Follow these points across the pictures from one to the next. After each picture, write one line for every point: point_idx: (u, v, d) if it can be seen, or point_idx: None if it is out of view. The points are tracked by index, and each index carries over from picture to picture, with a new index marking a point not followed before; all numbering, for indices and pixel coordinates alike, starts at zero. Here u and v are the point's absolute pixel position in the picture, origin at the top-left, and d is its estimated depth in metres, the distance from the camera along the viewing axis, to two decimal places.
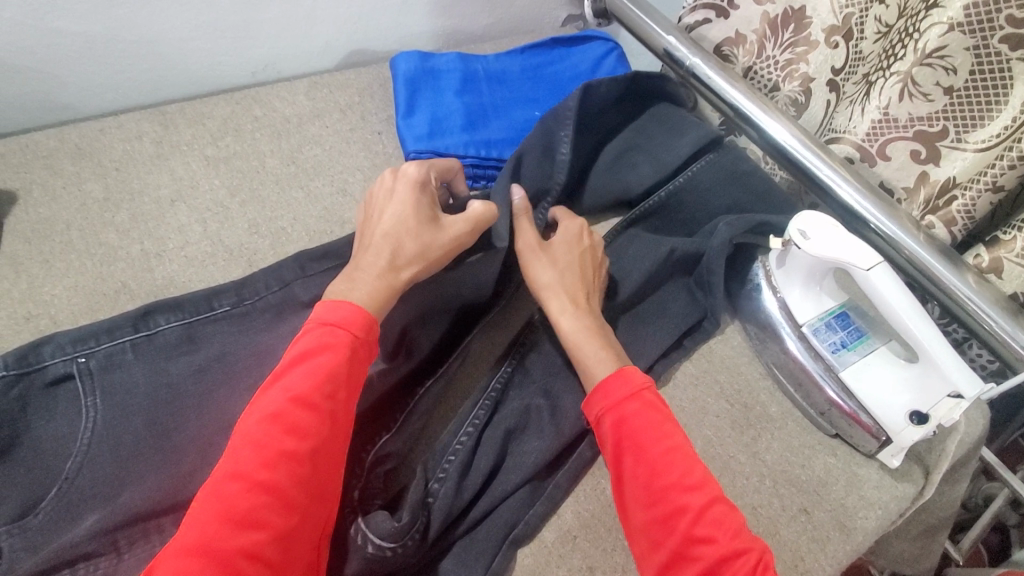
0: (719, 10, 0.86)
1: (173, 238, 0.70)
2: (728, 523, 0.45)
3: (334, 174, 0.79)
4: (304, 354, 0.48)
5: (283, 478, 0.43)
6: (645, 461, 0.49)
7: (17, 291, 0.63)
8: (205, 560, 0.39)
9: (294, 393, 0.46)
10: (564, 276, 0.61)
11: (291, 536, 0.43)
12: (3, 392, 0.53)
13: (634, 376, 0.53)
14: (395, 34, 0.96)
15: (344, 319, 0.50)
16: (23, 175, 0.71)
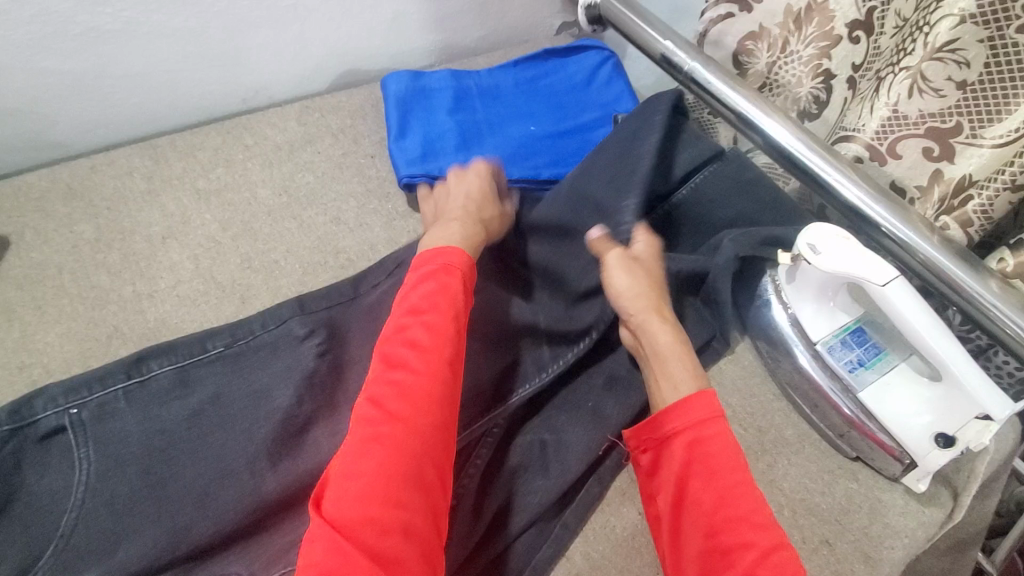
0: (742, 4, 0.79)
1: (166, 276, 0.68)
2: (793, 571, 0.43)
3: (327, 202, 0.78)
4: (427, 285, 0.55)
5: (435, 378, 0.50)
6: (713, 488, 0.47)
7: (10, 340, 0.62)
8: (391, 442, 0.46)
9: (428, 312, 0.53)
10: (653, 297, 0.60)
11: (450, 428, 0.49)
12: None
13: (715, 400, 0.52)
14: (386, 53, 0.94)
15: (454, 255, 0.58)
16: (15, 219, 0.70)
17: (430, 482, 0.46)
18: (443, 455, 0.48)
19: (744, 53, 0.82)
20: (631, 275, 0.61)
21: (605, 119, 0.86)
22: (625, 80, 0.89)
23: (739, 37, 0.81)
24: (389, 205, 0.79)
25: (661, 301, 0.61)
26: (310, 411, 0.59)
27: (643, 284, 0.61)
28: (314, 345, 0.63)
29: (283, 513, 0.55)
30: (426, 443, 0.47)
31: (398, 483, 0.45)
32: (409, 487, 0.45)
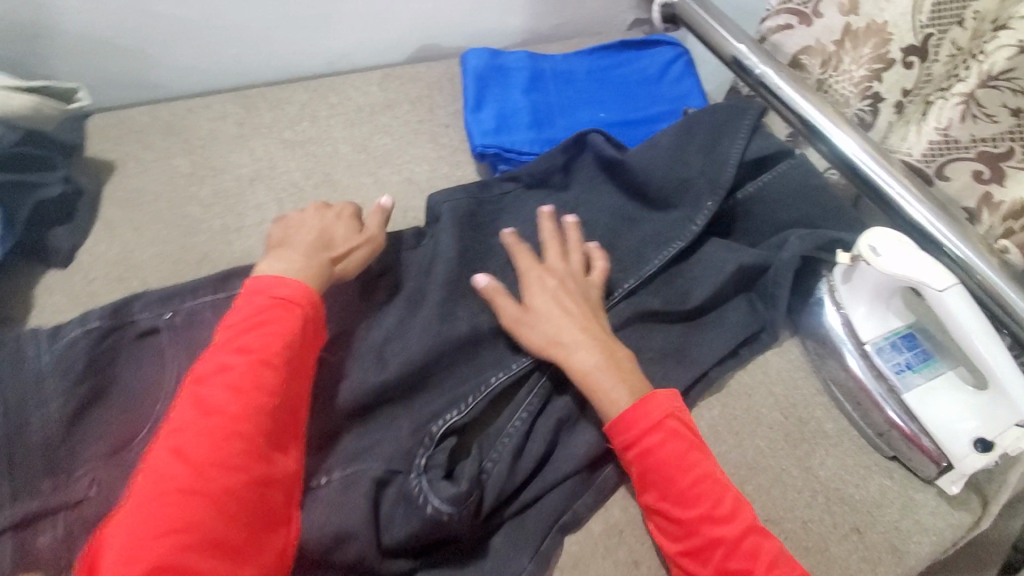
0: (803, 17, 0.82)
1: (251, 214, 0.73)
2: (763, 553, 0.48)
3: (401, 163, 0.82)
4: (262, 321, 0.49)
5: (253, 427, 0.45)
6: (674, 494, 0.51)
7: (110, 252, 0.66)
8: (185, 503, 0.41)
9: (256, 354, 0.48)
10: (551, 322, 0.59)
11: (269, 481, 0.45)
12: (98, 340, 0.57)
13: (650, 412, 0.53)
14: (465, 32, 0.98)
15: (292, 289, 0.52)
16: (121, 146, 0.76)
17: (237, 542, 0.41)
18: (257, 511, 0.43)
19: (798, 66, 0.84)
20: (529, 312, 0.61)
21: (673, 113, 0.88)
22: (695, 78, 0.92)
23: (796, 51, 0.84)
24: (460, 172, 0.83)
25: (561, 313, 0.60)
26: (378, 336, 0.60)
27: (540, 311, 0.60)
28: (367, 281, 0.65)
29: (353, 421, 0.56)
30: (229, 500, 0.42)
31: (196, 546, 0.40)
32: (208, 551, 0.40)
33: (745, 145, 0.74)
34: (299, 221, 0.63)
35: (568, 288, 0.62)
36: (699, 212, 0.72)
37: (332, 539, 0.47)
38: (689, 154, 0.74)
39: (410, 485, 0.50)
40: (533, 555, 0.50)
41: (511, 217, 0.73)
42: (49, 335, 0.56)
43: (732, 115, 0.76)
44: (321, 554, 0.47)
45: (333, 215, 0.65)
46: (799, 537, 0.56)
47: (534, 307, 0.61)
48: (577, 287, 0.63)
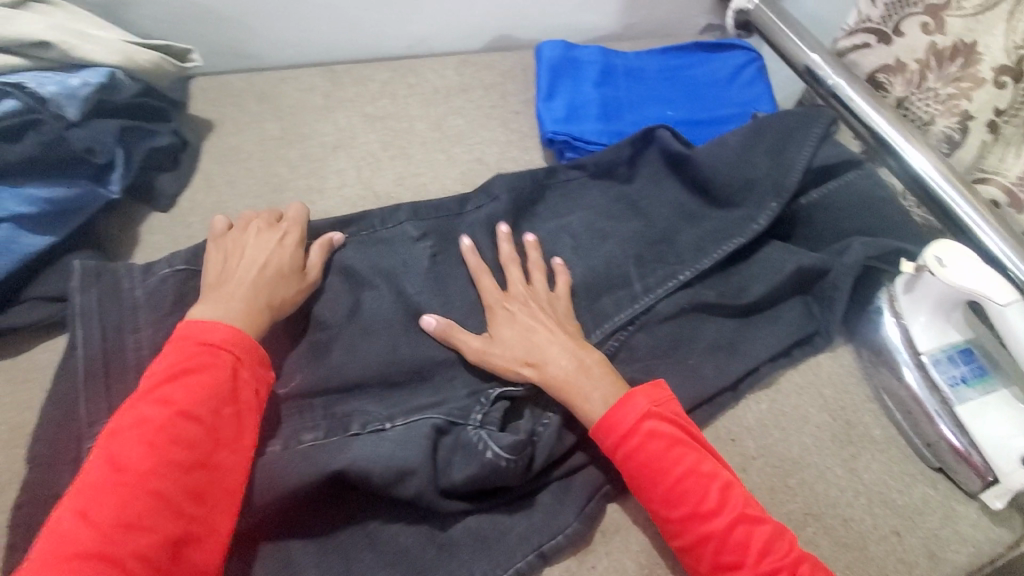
0: (882, 36, 0.82)
1: (333, 178, 0.78)
2: (756, 541, 0.47)
3: (472, 143, 0.86)
4: (189, 370, 0.46)
5: (171, 485, 0.42)
6: (660, 494, 0.50)
7: (207, 201, 0.72)
8: (92, 571, 0.38)
9: (178, 406, 0.45)
10: (516, 339, 0.59)
11: (189, 541, 0.42)
12: (183, 279, 0.60)
13: (620, 418, 0.52)
14: (540, 24, 1.01)
15: (222, 335, 0.49)
16: (220, 108, 0.82)
17: None
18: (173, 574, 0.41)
19: (877, 84, 0.85)
20: (489, 335, 0.60)
21: (741, 116, 0.89)
22: (766, 84, 0.93)
23: (874, 67, 0.84)
24: (527, 157, 0.86)
25: (523, 326, 0.60)
26: (443, 301, 0.64)
27: (500, 334, 0.59)
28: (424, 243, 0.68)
29: (417, 374, 0.60)
30: (141, 566, 0.39)
31: None
32: None
33: (813, 153, 0.74)
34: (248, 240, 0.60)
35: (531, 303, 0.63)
36: (762, 212, 0.73)
37: (395, 472, 0.49)
38: (755, 156, 0.74)
39: (470, 434, 0.53)
40: (578, 514, 0.52)
41: (574, 201, 0.76)
42: (142, 270, 0.60)
43: (803, 123, 0.76)
44: (383, 486, 0.49)
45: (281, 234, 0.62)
46: (838, 533, 0.57)
47: (497, 328, 0.60)
48: (539, 302, 0.63)
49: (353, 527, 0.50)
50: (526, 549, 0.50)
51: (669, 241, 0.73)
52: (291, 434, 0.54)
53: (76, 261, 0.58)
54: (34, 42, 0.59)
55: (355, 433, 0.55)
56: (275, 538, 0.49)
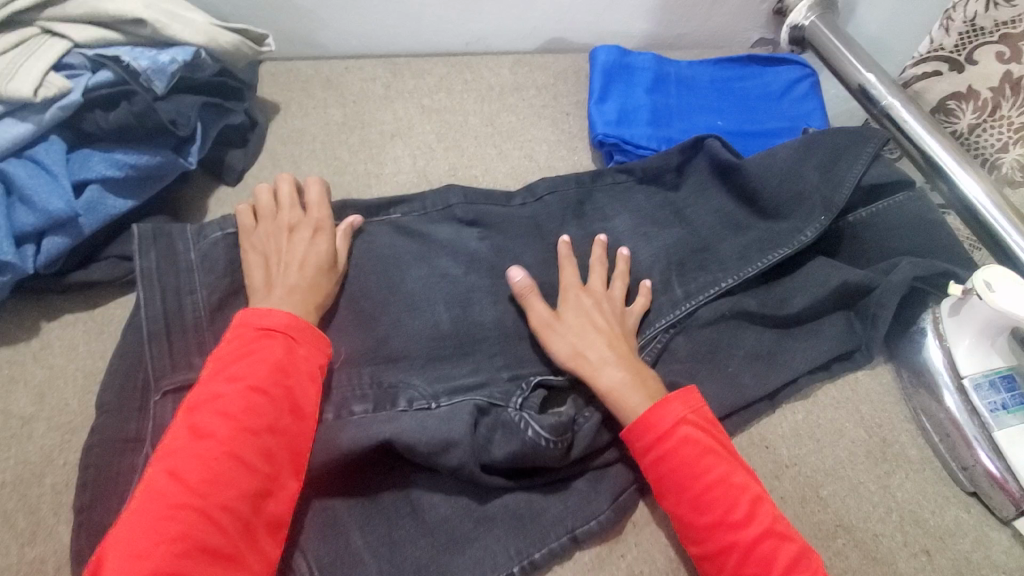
0: (955, 65, 0.81)
1: (389, 165, 0.81)
2: (782, 558, 0.47)
3: (524, 140, 0.88)
4: (253, 350, 0.49)
5: (246, 449, 0.45)
6: (688, 499, 0.50)
7: (272, 179, 0.76)
8: (181, 521, 0.41)
9: (246, 379, 0.47)
10: (578, 334, 0.60)
11: (261, 501, 0.44)
12: (232, 243, 0.62)
13: (657, 420, 0.52)
14: (596, 30, 1.03)
15: (279, 318, 0.52)
16: (287, 92, 0.86)
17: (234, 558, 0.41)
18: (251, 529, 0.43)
19: (945, 111, 0.84)
20: (558, 320, 0.61)
21: (792, 130, 0.90)
22: (819, 99, 0.93)
23: (943, 96, 0.83)
24: (576, 157, 0.88)
25: (589, 325, 0.61)
26: (492, 289, 0.66)
27: (569, 322, 0.61)
28: (476, 232, 0.70)
29: (458, 355, 0.62)
30: (224, 518, 0.42)
31: (192, 558, 0.40)
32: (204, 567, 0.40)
33: (863, 171, 0.74)
34: (281, 237, 0.61)
35: (607, 313, 0.63)
36: (811, 226, 0.72)
37: (440, 442, 0.51)
38: (806, 169, 0.75)
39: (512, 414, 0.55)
40: (612, 503, 0.53)
41: (621, 203, 0.77)
42: (194, 232, 0.62)
43: (855, 141, 0.76)
44: (428, 454, 0.51)
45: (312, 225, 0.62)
46: (868, 547, 0.57)
47: (566, 316, 0.61)
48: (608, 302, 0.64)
49: (400, 493, 0.52)
50: (560, 531, 0.51)
51: (714, 249, 0.73)
52: (342, 402, 0.57)
53: (134, 224, 0.60)
54: (130, 19, 0.62)
55: (402, 408, 0.57)
56: (322, 497, 0.51)
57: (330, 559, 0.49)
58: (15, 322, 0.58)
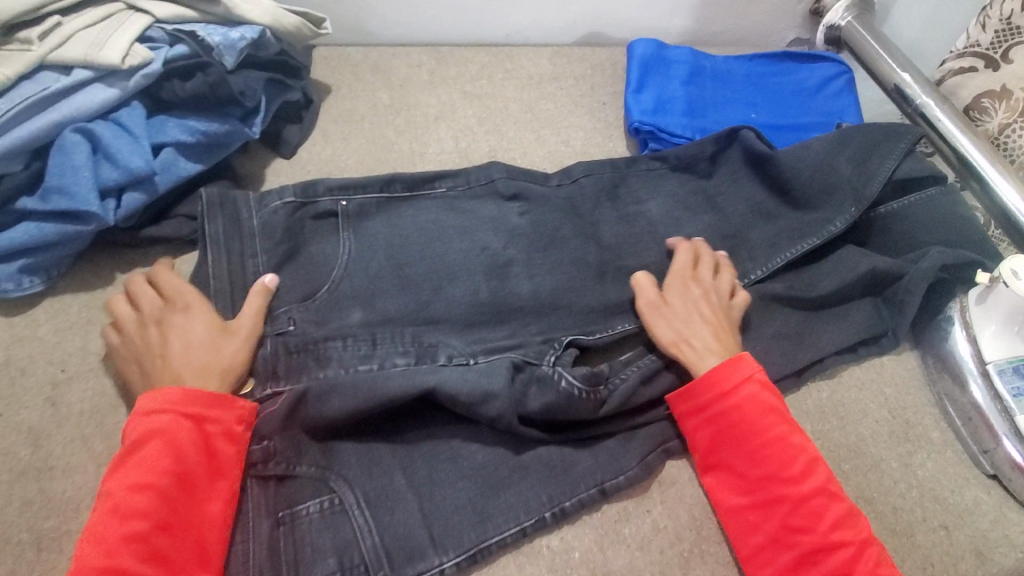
0: (990, 61, 0.83)
1: (433, 145, 0.85)
2: (830, 515, 0.50)
3: (561, 127, 0.91)
4: (138, 444, 0.47)
5: (136, 556, 0.43)
6: (745, 451, 0.54)
7: (324, 154, 0.81)
8: None
9: (136, 480, 0.46)
10: (686, 323, 0.62)
11: None
12: (292, 212, 0.65)
13: (725, 378, 0.56)
14: (633, 24, 1.05)
15: (172, 401, 0.49)
16: (339, 75, 0.91)
17: None
18: None
19: (979, 109, 0.85)
20: (666, 306, 0.64)
21: (825, 125, 0.91)
22: (853, 96, 0.94)
23: (978, 93, 0.85)
24: (611, 144, 0.91)
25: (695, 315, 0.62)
26: (529, 260, 0.70)
27: (675, 308, 0.63)
28: (515, 208, 0.74)
29: (496, 320, 0.66)
30: None
31: None
32: None
33: (896, 165, 0.76)
34: (169, 323, 0.57)
35: (714, 305, 0.63)
36: (839, 217, 0.74)
37: (480, 392, 0.55)
38: (838, 161, 0.76)
39: (545, 369, 0.59)
40: (640, 460, 0.57)
41: (655, 186, 0.79)
42: (256, 202, 0.65)
43: (891, 135, 0.78)
44: (468, 404, 0.54)
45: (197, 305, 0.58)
46: (887, 519, 0.60)
47: (673, 302, 0.64)
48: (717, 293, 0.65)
49: (441, 443, 0.56)
50: (590, 482, 0.55)
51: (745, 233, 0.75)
52: (385, 357, 0.61)
53: (201, 189, 0.63)
54: None
55: (442, 363, 0.61)
56: (367, 439, 0.55)
57: (376, 493, 0.52)
58: (92, 271, 0.63)
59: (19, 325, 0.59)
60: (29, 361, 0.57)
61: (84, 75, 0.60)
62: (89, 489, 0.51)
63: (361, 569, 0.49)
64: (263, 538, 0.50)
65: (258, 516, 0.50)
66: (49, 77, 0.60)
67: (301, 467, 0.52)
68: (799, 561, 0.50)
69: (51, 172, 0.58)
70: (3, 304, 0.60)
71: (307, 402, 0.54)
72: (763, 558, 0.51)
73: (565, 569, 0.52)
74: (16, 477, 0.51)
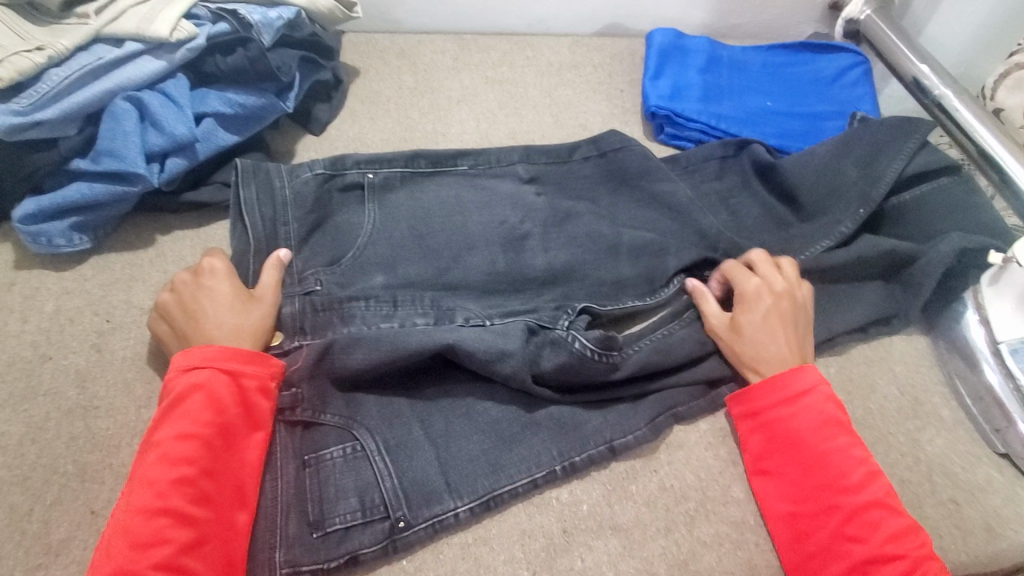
0: None
1: (456, 126, 0.89)
2: (885, 527, 0.50)
3: (579, 112, 0.94)
4: (182, 396, 0.50)
5: (182, 500, 0.46)
6: (801, 458, 0.55)
7: (352, 132, 0.84)
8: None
9: (181, 429, 0.49)
10: (755, 346, 0.61)
11: (207, 543, 0.46)
12: (321, 183, 0.68)
13: (783, 387, 0.57)
14: (652, 15, 1.07)
15: (210, 357, 0.52)
16: (366, 60, 0.94)
17: None
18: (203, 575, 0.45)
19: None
20: (735, 332, 0.62)
21: (841, 114, 0.93)
22: (870, 86, 0.95)
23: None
24: (628, 129, 0.93)
25: (764, 335, 0.61)
26: (545, 235, 0.72)
27: (746, 334, 0.62)
28: (533, 185, 0.76)
29: (514, 291, 0.68)
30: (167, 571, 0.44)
31: None
32: None
33: (903, 166, 0.76)
34: (198, 280, 0.59)
35: (789, 324, 0.62)
36: (848, 218, 0.75)
37: (496, 351, 0.57)
38: (848, 159, 0.78)
39: (559, 332, 0.61)
40: (649, 421, 0.59)
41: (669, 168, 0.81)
42: (288, 172, 0.68)
43: (900, 134, 0.78)
44: (485, 361, 0.57)
45: (224, 267, 0.60)
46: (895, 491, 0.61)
47: (744, 326, 0.62)
48: (783, 306, 0.62)
49: (457, 399, 0.59)
50: (598, 440, 0.58)
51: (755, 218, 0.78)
52: (405, 317, 0.64)
53: (239, 160, 0.67)
54: None
55: (459, 324, 0.64)
56: (388, 393, 0.58)
57: (395, 442, 0.55)
58: (135, 233, 0.67)
59: (68, 279, 0.63)
60: (77, 311, 0.61)
61: (136, 48, 0.65)
62: (129, 428, 0.55)
63: (381, 509, 0.52)
64: (290, 477, 0.53)
65: (285, 458, 0.54)
66: (103, 49, 0.64)
67: (327, 416, 0.56)
68: (852, 569, 0.50)
69: (103, 136, 0.63)
70: (55, 260, 0.64)
71: (332, 353, 0.57)
72: (816, 565, 0.52)
73: (574, 520, 0.55)
74: (63, 415, 0.55)
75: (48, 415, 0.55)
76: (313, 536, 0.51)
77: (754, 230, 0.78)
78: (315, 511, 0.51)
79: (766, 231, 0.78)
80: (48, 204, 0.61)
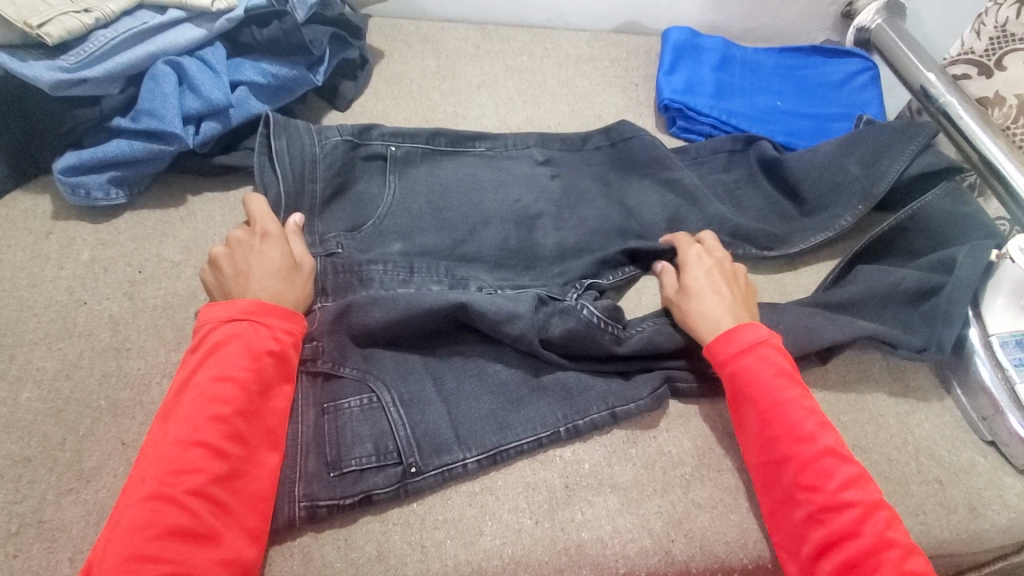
0: (984, 69, 0.89)
1: (475, 110, 0.92)
2: (839, 475, 0.51)
3: (594, 104, 0.97)
4: (222, 342, 0.52)
5: (218, 436, 0.48)
6: (759, 411, 0.55)
7: (376, 110, 0.88)
8: (161, 504, 0.45)
9: (220, 370, 0.50)
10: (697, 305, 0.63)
11: (238, 479, 0.48)
12: (348, 150, 0.72)
13: (738, 340, 0.58)
14: (668, 14, 1.10)
15: (248, 307, 0.54)
16: (391, 43, 0.98)
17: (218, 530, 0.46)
18: (233, 507, 0.47)
19: None
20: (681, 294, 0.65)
21: (847, 116, 0.96)
22: (877, 91, 0.98)
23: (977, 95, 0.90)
24: (641, 121, 0.96)
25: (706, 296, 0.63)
26: (557, 214, 0.75)
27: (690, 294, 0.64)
28: (547, 166, 0.79)
29: (525, 266, 0.71)
30: (199, 500, 0.46)
31: (170, 536, 0.44)
32: (185, 541, 0.44)
33: (905, 167, 0.78)
34: (252, 244, 0.60)
35: (720, 276, 0.65)
36: (848, 211, 0.78)
37: (505, 313, 0.60)
38: (852, 154, 0.80)
39: (569, 303, 0.64)
40: (651, 392, 0.61)
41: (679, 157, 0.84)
42: (317, 133, 0.71)
43: (901, 139, 0.80)
44: (495, 323, 0.60)
45: (276, 232, 0.62)
46: (883, 469, 0.63)
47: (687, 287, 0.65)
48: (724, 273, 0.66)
49: (468, 361, 0.62)
50: (601, 405, 0.60)
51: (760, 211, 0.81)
52: (421, 283, 0.66)
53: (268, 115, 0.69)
54: None
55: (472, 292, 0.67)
56: (403, 351, 0.61)
57: (408, 396, 0.58)
58: (168, 192, 0.71)
59: (102, 231, 0.66)
60: (111, 261, 0.64)
61: (177, 15, 0.68)
62: (159, 368, 0.58)
63: (394, 455, 0.55)
64: (310, 422, 0.56)
65: (306, 405, 0.57)
66: (147, 15, 0.67)
67: (346, 369, 0.58)
68: (809, 517, 0.51)
69: (144, 97, 0.66)
70: (90, 212, 0.67)
71: (351, 313, 0.60)
72: (781, 514, 0.53)
73: (576, 477, 0.57)
74: (97, 354, 0.58)
75: (82, 353, 0.58)
76: (330, 475, 0.53)
77: (758, 220, 0.81)
78: (332, 452, 0.54)
79: (770, 222, 0.81)
80: (88, 157, 0.64)
